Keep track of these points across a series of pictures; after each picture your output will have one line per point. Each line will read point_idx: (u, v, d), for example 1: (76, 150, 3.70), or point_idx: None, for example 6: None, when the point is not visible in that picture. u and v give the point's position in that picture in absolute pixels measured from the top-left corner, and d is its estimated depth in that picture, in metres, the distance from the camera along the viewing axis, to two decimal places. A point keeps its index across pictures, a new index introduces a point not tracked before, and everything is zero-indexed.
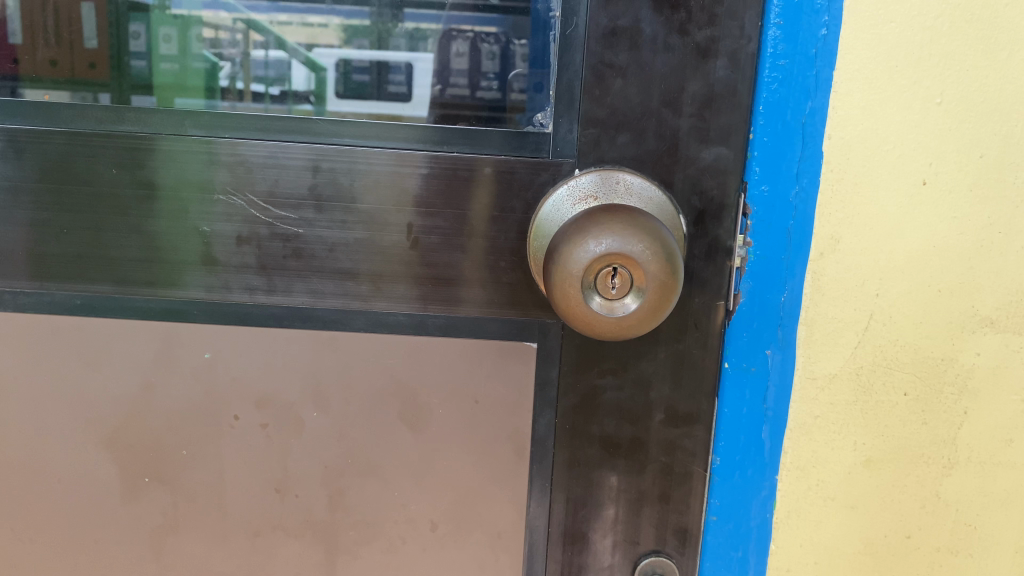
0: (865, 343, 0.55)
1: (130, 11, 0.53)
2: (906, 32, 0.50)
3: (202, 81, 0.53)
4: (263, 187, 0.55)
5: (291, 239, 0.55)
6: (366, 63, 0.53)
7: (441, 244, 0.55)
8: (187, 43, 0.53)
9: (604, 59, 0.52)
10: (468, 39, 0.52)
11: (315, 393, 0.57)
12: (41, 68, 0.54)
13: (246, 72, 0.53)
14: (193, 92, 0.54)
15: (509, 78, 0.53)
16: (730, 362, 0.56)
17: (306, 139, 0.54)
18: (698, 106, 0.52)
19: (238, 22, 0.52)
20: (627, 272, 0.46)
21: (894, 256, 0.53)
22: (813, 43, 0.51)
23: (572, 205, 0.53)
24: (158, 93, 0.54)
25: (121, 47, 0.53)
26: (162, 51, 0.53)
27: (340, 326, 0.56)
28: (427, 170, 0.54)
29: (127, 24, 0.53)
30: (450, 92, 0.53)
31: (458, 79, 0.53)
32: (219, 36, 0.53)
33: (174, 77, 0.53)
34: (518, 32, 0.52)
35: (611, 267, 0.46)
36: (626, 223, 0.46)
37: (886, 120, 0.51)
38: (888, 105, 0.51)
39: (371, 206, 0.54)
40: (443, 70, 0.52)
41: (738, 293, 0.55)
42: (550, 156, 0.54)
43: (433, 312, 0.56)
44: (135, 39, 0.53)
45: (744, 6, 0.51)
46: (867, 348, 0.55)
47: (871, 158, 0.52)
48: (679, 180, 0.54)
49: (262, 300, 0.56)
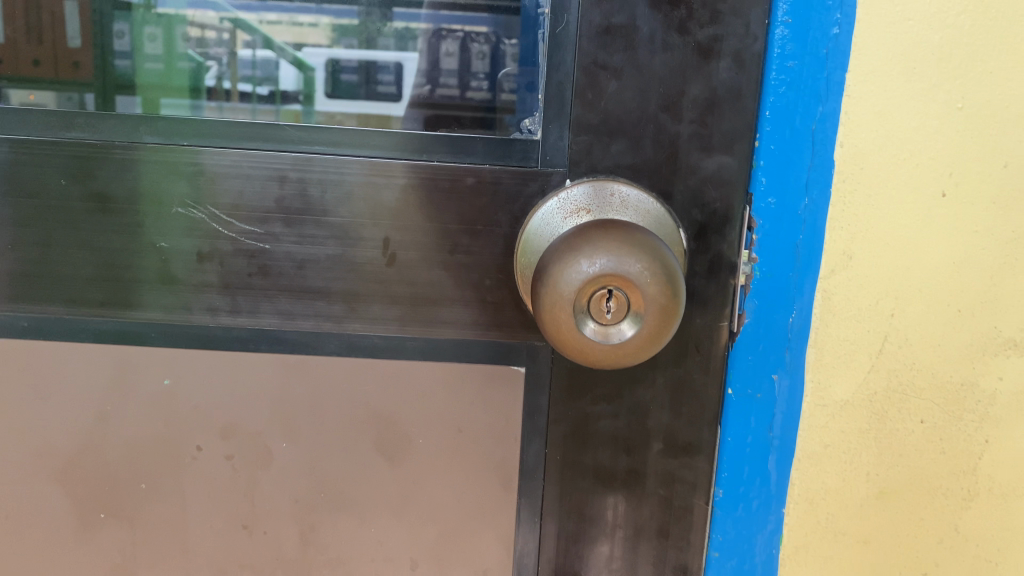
0: (879, 367, 0.51)
1: (113, 10, 0.48)
2: (925, 32, 0.46)
3: (187, 82, 0.49)
4: (226, 199, 0.50)
5: (256, 255, 0.50)
6: (354, 63, 0.49)
7: (420, 261, 0.50)
8: (173, 42, 0.49)
9: (597, 59, 0.47)
10: (457, 39, 0.48)
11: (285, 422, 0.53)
12: (25, 68, 0.49)
13: (233, 71, 0.49)
14: (179, 93, 0.49)
15: (499, 78, 0.49)
16: (734, 387, 0.52)
17: (272, 146, 0.49)
18: (699, 111, 0.48)
19: (225, 21, 0.49)
20: (623, 294, 0.42)
21: (911, 273, 0.49)
22: (824, 43, 0.46)
23: (563, 219, 0.49)
24: (142, 93, 0.49)
25: (105, 46, 0.49)
26: (147, 50, 0.49)
27: (311, 349, 0.52)
28: (405, 180, 0.49)
29: (111, 23, 0.49)
30: (440, 93, 0.49)
31: (448, 80, 0.49)
32: (206, 36, 0.49)
33: (158, 77, 0.49)
34: (509, 31, 0.48)
35: (606, 289, 0.42)
36: (620, 240, 0.42)
37: (902, 127, 0.47)
38: (905, 111, 0.47)
39: (344, 219, 0.50)
40: (432, 70, 0.49)
41: (742, 314, 0.51)
42: (539, 166, 0.49)
43: (412, 334, 0.51)
44: (120, 39, 0.49)
45: (750, 2, 0.47)
46: (882, 372, 0.51)
47: (887, 168, 0.48)
48: (679, 192, 0.50)
49: (226, 322, 0.52)
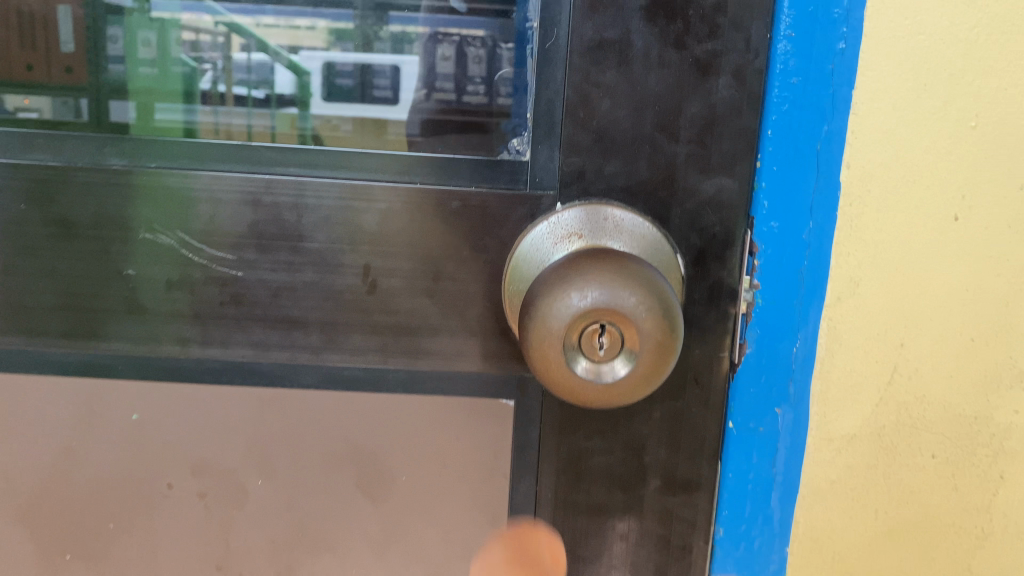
0: (888, 399, 0.48)
1: (107, 14, 0.49)
2: (938, 47, 0.43)
3: (181, 86, 0.50)
4: (197, 224, 0.47)
5: (229, 283, 0.48)
6: (349, 66, 0.51)
7: (403, 288, 0.47)
8: (167, 45, 0.50)
9: (588, 77, 0.45)
10: (454, 43, 0.48)
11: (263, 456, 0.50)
12: (19, 73, 0.49)
13: (228, 75, 0.51)
14: (171, 97, 0.50)
15: (496, 80, 0.48)
16: (736, 421, 0.49)
17: (245, 168, 0.47)
18: (697, 130, 0.45)
19: (219, 25, 0.51)
20: (617, 330, 0.39)
21: (922, 301, 0.47)
22: (829, 58, 0.44)
23: (554, 244, 0.46)
24: (134, 98, 0.49)
25: (99, 52, 0.49)
26: (139, 56, 0.50)
27: (288, 382, 0.49)
28: (386, 204, 0.47)
29: (105, 28, 0.49)
30: (436, 97, 0.49)
31: (444, 83, 0.49)
32: (199, 39, 0.51)
33: (152, 82, 0.50)
34: (506, 34, 0.47)
35: (599, 324, 0.39)
36: (613, 271, 0.39)
37: (912, 147, 0.45)
38: (917, 130, 0.44)
39: (322, 245, 0.47)
40: (429, 74, 0.49)
41: (744, 343, 0.48)
42: (528, 189, 0.47)
43: (395, 365, 0.48)
44: (113, 43, 0.49)
45: (751, 15, 0.44)
46: (891, 405, 0.48)
47: (897, 190, 0.45)
48: (676, 216, 0.47)
49: (197, 354, 0.49)
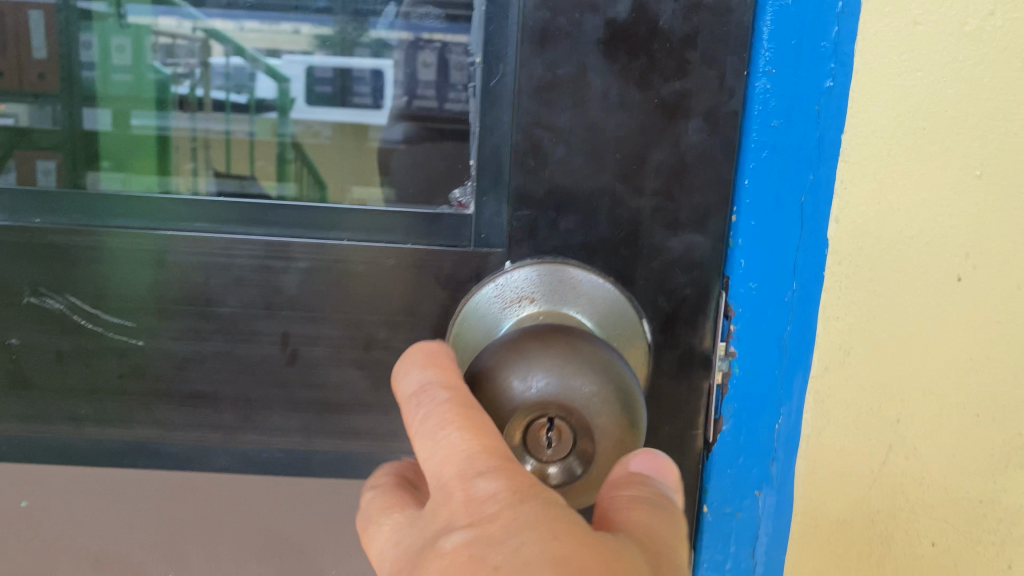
0: (875, 489, 0.39)
1: (81, 19, 0.44)
2: (939, 76, 0.34)
3: (156, 94, 0.47)
4: (90, 287, 0.42)
5: (129, 353, 0.43)
6: (329, 71, 0.52)
7: (328, 358, 0.42)
8: (144, 53, 0.47)
9: (539, 119, 0.39)
10: (435, 49, 0.44)
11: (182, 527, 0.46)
12: None
13: (207, 82, 0.52)
14: (148, 105, 0.46)
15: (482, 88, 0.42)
16: (711, 506, 0.44)
17: (148, 223, 0.42)
18: (664, 180, 0.40)
19: (198, 31, 0.49)
20: (567, 425, 0.33)
21: (915, 382, 0.37)
22: (817, 98, 0.38)
23: (502, 309, 0.41)
24: (109, 105, 0.45)
25: (71, 58, 0.44)
26: (114, 62, 0.45)
27: (199, 464, 0.44)
28: (307, 264, 0.41)
29: (77, 34, 0.44)
30: (417, 104, 0.46)
31: (425, 91, 0.46)
32: (175, 44, 0.49)
33: (128, 89, 0.46)
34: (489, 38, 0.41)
35: (546, 418, 0.33)
36: (565, 355, 0.33)
37: (903, 190, 0.36)
38: (910, 175, 0.36)
39: (234, 309, 0.42)
40: (410, 81, 0.46)
41: (720, 420, 0.43)
42: (472, 246, 0.41)
43: (320, 446, 0.44)
44: (86, 50, 0.44)
45: (725, 50, 0.38)
46: (878, 497, 0.39)
47: (886, 245, 0.37)
48: (642, 276, 0.41)
49: (92, 433, 0.44)
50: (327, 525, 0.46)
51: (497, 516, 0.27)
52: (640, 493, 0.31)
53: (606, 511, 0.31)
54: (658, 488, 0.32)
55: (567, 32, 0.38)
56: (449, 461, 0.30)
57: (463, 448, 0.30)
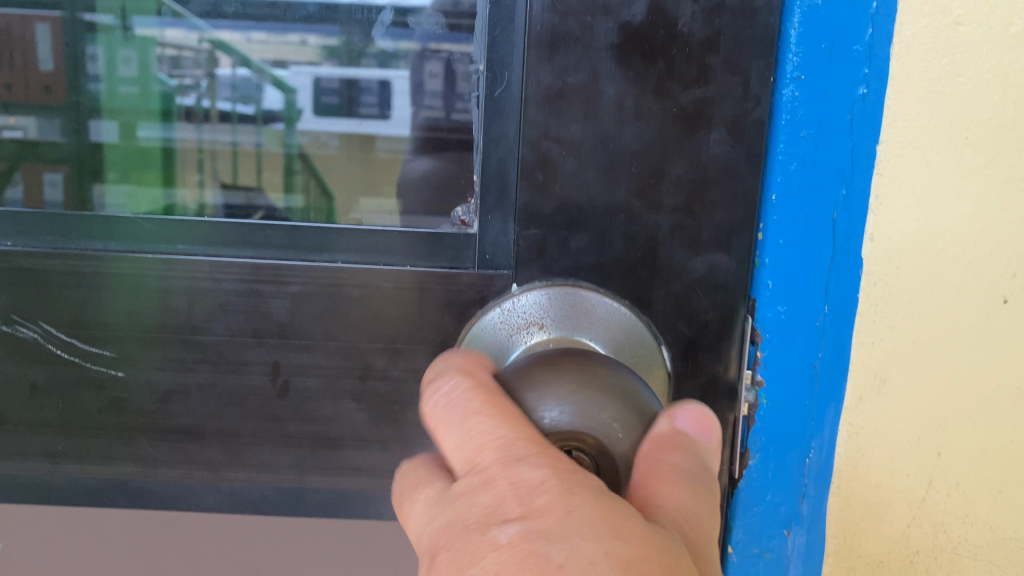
0: (919, 520, 0.39)
1: (88, 31, 0.42)
2: (979, 102, 0.34)
3: (160, 105, 0.45)
4: (65, 313, 0.39)
5: (106, 385, 0.40)
6: (335, 79, 0.49)
7: (322, 390, 0.40)
8: (149, 66, 0.45)
9: (548, 131, 0.36)
10: (443, 60, 0.43)
11: (170, 563, 0.45)
12: None
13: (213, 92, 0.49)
14: (152, 118, 0.45)
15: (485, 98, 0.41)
16: (736, 547, 0.40)
17: (125, 245, 0.39)
18: (684, 195, 0.37)
19: (204, 42, 0.46)
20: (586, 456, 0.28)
21: (964, 403, 0.38)
22: (849, 106, 0.35)
23: (510, 336, 0.37)
24: (120, 119, 0.43)
25: (77, 70, 0.42)
26: (120, 74, 0.43)
27: (180, 505, 0.42)
28: (299, 287, 0.38)
29: (84, 47, 0.42)
30: (425, 115, 0.44)
31: (433, 101, 0.44)
32: (181, 55, 0.46)
33: (133, 103, 0.43)
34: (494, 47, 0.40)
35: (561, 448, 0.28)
36: (585, 383, 0.29)
37: (949, 214, 0.35)
38: (955, 203, 0.35)
39: (219, 337, 0.40)
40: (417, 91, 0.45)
41: (744, 453, 0.39)
42: (475, 267, 0.38)
43: (314, 483, 0.41)
44: (93, 63, 0.42)
45: (749, 54, 0.35)
46: (923, 525, 0.39)
47: (932, 276, 0.36)
48: (660, 299, 0.38)
49: (69, 469, 0.41)
50: (322, 556, 0.45)
51: (551, 509, 0.23)
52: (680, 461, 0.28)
53: (640, 481, 0.28)
54: (699, 451, 0.29)
55: (579, 33, 0.35)
56: (485, 450, 0.26)
57: (498, 436, 0.26)
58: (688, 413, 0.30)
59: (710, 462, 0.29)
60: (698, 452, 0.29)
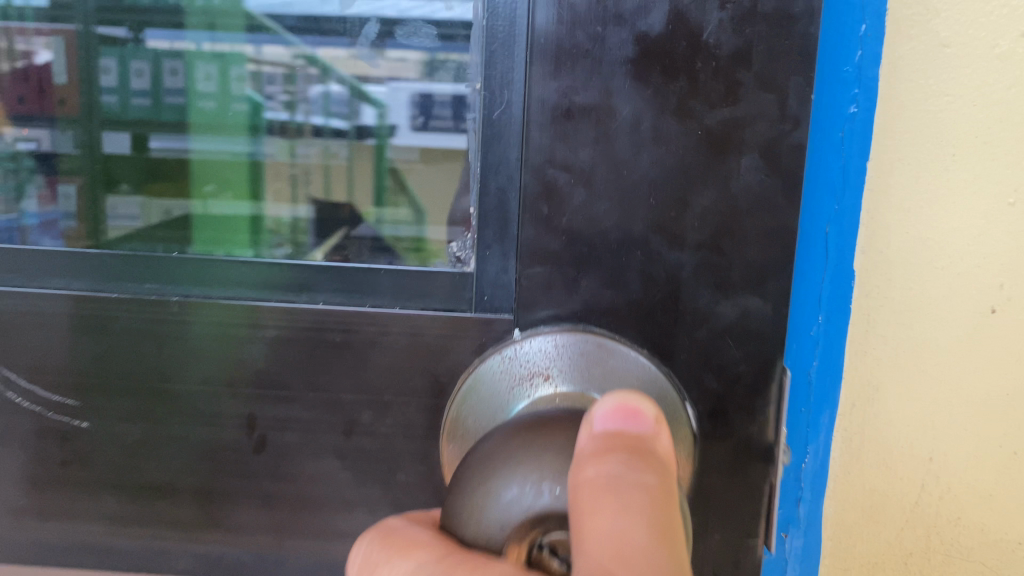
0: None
1: (101, 44, 0.46)
2: (953, 83, 0.28)
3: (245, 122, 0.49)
4: (26, 359, 0.37)
5: (69, 436, 0.38)
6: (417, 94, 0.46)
7: (303, 444, 0.37)
8: (228, 83, 0.48)
9: (554, 157, 0.32)
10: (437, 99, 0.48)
11: None
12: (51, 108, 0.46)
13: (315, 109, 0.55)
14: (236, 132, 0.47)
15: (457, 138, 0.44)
16: None
17: (91, 283, 0.37)
18: (709, 230, 0.32)
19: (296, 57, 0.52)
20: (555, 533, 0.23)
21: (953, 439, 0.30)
22: (838, 124, 0.31)
23: (511, 387, 0.34)
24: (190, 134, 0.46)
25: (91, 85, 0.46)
26: (202, 89, 0.47)
27: (150, 568, 0.39)
28: (277, 333, 0.36)
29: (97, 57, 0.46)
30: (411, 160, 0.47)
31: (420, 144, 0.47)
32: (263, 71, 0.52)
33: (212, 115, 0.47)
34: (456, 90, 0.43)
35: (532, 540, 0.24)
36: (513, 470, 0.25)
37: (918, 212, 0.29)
38: (945, 209, 0.29)
39: (190, 386, 0.37)
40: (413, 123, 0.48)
41: (774, 516, 0.34)
42: (473, 310, 0.34)
43: (295, 548, 0.38)
44: (107, 74, 0.47)
45: (787, 69, 0.30)
46: None
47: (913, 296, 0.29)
48: (682, 348, 0.33)
49: (30, 526, 0.39)
50: None
51: None
52: (600, 465, 0.22)
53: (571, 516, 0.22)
54: (631, 433, 0.23)
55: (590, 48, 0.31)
56: None
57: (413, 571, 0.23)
58: (611, 399, 0.24)
59: (657, 440, 0.23)
60: (625, 440, 0.23)
